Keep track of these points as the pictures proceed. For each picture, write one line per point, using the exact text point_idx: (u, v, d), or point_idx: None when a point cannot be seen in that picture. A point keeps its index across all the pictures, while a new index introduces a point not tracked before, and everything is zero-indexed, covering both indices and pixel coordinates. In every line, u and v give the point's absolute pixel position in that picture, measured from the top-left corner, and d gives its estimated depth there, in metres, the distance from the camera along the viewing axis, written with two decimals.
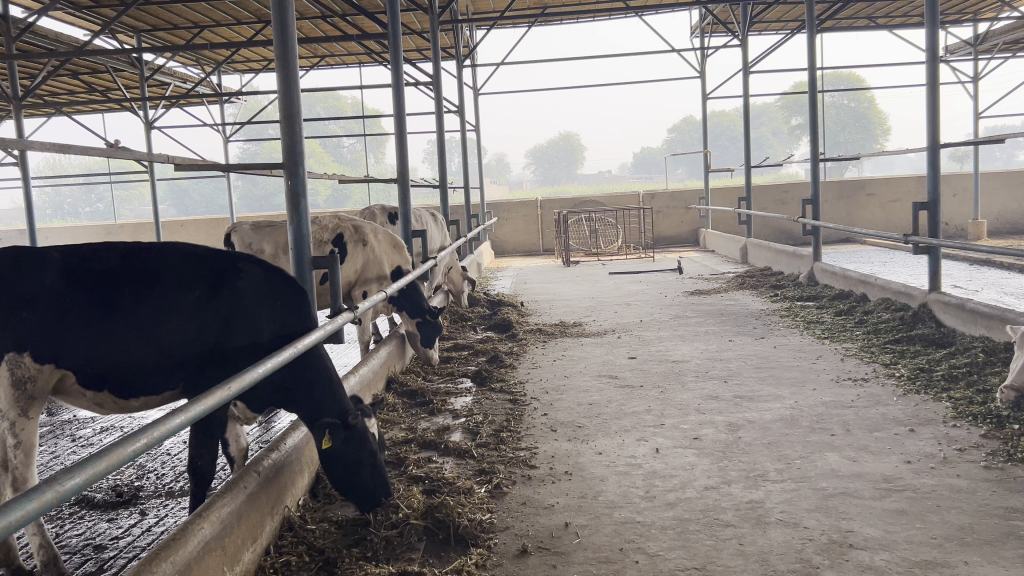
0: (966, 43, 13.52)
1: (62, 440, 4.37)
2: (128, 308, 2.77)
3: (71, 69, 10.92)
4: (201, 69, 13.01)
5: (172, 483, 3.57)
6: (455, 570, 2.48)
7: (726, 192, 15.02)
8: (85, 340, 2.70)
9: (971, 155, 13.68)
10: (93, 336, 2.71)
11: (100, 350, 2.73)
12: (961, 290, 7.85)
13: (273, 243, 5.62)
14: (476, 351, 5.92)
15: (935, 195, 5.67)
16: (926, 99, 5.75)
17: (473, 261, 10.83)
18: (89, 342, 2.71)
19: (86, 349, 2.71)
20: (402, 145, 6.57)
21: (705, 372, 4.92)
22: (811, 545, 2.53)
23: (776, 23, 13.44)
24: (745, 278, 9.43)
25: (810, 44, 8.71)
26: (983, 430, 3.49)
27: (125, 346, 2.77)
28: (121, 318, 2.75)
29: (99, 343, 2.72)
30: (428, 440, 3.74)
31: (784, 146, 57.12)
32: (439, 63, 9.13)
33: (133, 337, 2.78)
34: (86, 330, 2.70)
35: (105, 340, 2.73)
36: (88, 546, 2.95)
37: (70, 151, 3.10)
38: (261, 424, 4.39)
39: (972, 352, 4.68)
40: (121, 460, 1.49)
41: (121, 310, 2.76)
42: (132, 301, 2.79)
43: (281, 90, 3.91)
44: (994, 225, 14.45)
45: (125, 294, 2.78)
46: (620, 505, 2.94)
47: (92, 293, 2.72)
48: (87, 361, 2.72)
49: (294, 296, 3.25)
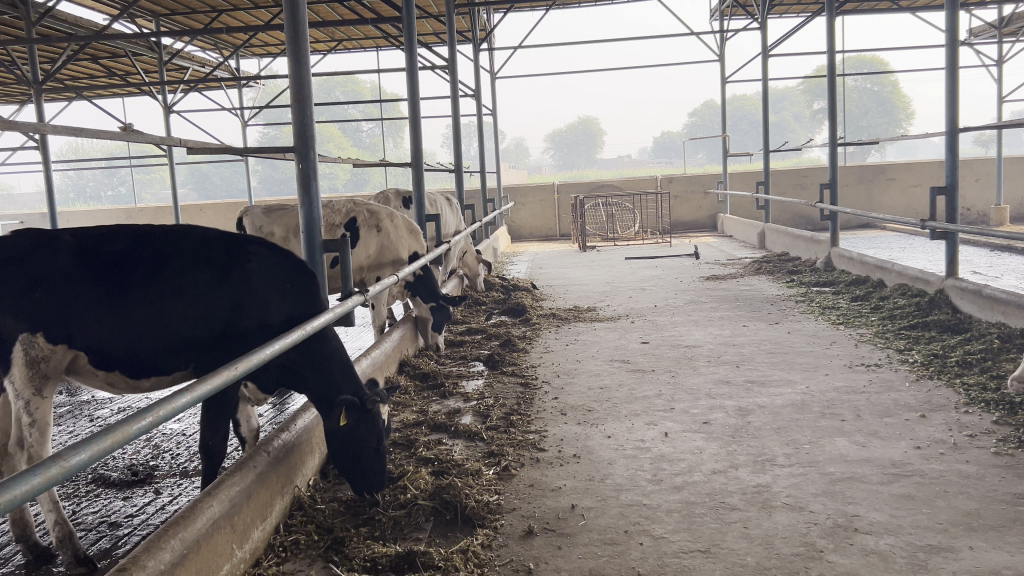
0: (990, 26, 13.30)
1: (80, 420, 4.44)
2: (137, 292, 2.80)
3: (90, 53, 10.97)
4: (219, 53, 13.03)
5: (187, 462, 3.62)
6: (462, 549, 2.50)
7: (744, 176, 14.92)
8: (97, 321, 2.73)
9: (996, 139, 13.47)
10: (105, 317, 2.74)
11: (112, 331, 2.76)
12: (980, 276, 7.77)
13: (284, 226, 5.66)
14: (489, 335, 5.93)
15: (953, 179, 5.58)
16: (945, 83, 5.67)
17: (489, 245, 10.88)
18: (101, 324, 2.74)
19: (97, 330, 2.73)
20: (416, 128, 6.57)
21: (718, 357, 4.92)
22: (816, 529, 2.54)
23: (796, 6, 13.32)
24: (763, 263, 9.39)
25: (830, 26, 8.60)
26: (994, 416, 3.47)
27: (136, 327, 2.80)
28: (133, 299, 2.79)
29: (110, 324, 2.75)
30: (439, 422, 3.76)
31: (807, 130, 56.75)
32: (455, 47, 9.11)
33: (144, 319, 2.81)
34: (99, 311, 2.73)
35: (115, 321, 2.76)
36: (103, 523, 3.00)
37: (83, 134, 3.12)
38: (275, 406, 4.44)
39: (987, 339, 4.65)
40: (128, 437, 1.52)
41: (131, 292, 2.79)
42: (142, 283, 2.82)
43: (292, 76, 3.92)
44: (1016, 210, 14.26)
45: (136, 276, 2.82)
46: (627, 488, 2.95)
47: (102, 276, 2.75)
48: (100, 342, 2.75)
49: (304, 278, 3.30)
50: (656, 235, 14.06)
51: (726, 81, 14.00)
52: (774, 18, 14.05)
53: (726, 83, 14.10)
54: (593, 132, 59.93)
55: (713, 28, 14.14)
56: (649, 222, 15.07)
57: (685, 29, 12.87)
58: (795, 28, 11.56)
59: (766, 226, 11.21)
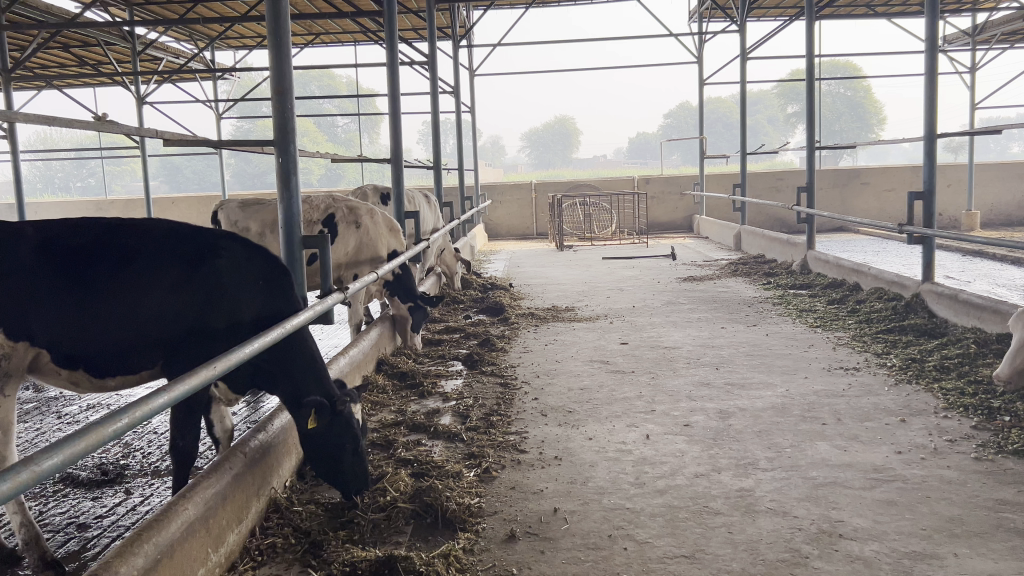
0: (964, 33, 13.45)
1: (48, 417, 4.33)
2: (100, 289, 2.74)
3: (62, 41, 10.75)
4: (194, 44, 12.83)
5: (159, 462, 3.54)
6: (443, 554, 2.44)
7: (721, 178, 14.95)
8: (59, 319, 2.68)
9: (967, 145, 13.65)
10: (66, 315, 2.69)
11: (73, 328, 2.71)
12: (954, 281, 7.86)
13: (260, 222, 5.55)
14: (467, 334, 5.88)
15: (931, 185, 5.60)
16: (924, 89, 5.71)
17: (466, 243, 10.82)
18: (62, 322, 2.69)
19: (58, 328, 2.69)
20: (395, 123, 6.50)
21: (697, 359, 4.90)
22: (800, 535, 2.52)
23: (775, 10, 13.36)
24: (739, 265, 9.42)
25: (809, 30, 8.62)
26: (974, 421, 3.49)
27: (98, 325, 2.75)
28: (97, 296, 2.74)
29: (71, 321, 2.70)
30: (418, 422, 3.71)
31: (781, 134, 57.38)
32: (435, 43, 9.03)
33: (107, 316, 2.75)
34: (60, 307, 2.68)
35: (76, 319, 2.71)
36: (71, 525, 2.92)
37: (56, 124, 3.04)
38: (249, 406, 4.36)
39: (964, 343, 4.68)
40: (102, 440, 1.45)
41: (93, 288, 2.73)
42: (105, 279, 2.76)
43: (273, 67, 3.85)
44: (987, 216, 14.46)
45: (99, 272, 2.76)
46: (609, 491, 2.92)
47: (64, 271, 2.70)
48: (60, 340, 2.70)
49: (277, 274, 3.21)
50: (632, 235, 14.05)
51: (703, 83, 14.02)
52: (752, 21, 14.12)
53: (704, 85, 14.15)
54: (569, 132, 60.05)
55: (692, 30, 14.16)
56: (626, 223, 15.08)
57: (665, 30, 12.88)
58: (774, 32, 11.60)
59: (743, 228, 11.25)
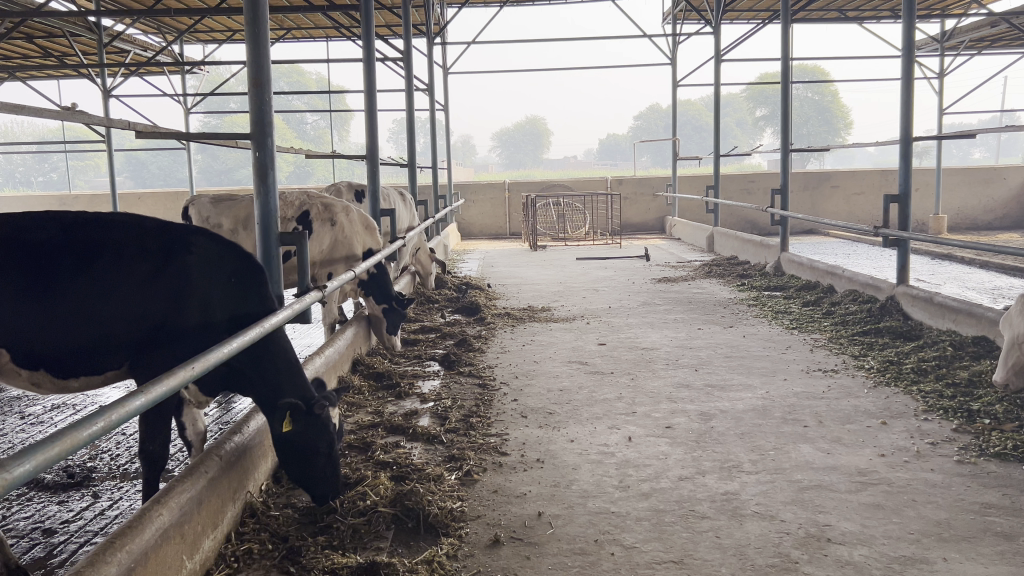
0: (933, 40, 13.60)
1: (11, 417, 4.20)
2: (61, 287, 2.66)
3: (26, 32, 10.51)
4: (162, 37, 12.60)
5: (128, 464, 3.43)
6: (427, 560, 2.39)
7: (693, 179, 14.98)
8: (18, 318, 2.61)
9: (935, 150, 13.81)
10: (26, 314, 2.62)
11: (33, 326, 2.63)
12: (925, 284, 7.93)
13: (232, 218, 5.44)
14: (443, 334, 5.81)
15: (908, 189, 5.62)
16: (900, 94, 5.73)
17: (439, 241, 10.72)
18: (22, 321, 2.62)
19: (18, 328, 2.62)
20: (371, 119, 6.39)
21: (676, 360, 4.88)
22: (788, 539, 2.49)
23: (748, 13, 13.42)
24: (713, 266, 9.43)
25: (785, 34, 8.65)
26: (954, 424, 3.49)
27: (59, 324, 2.66)
28: (58, 295, 2.65)
29: (31, 320, 2.63)
30: (396, 425, 3.63)
31: (750, 137, 57.97)
32: (410, 39, 8.92)
33: (69, 314, 2.67)
34: (22, 307, 2.61)
35: (37, 318, 2.63)
36: (36, 530, 2.81)
37: (25, 112, 2.94)
38: (221, 406, 4.26)
39: (941, 345, 4.71)
40: (77, 444, 1.37)
41: (55, 286, 2.65)
42: (66, 277, 2.67)
43: (250, 60, 3.74)
44: (954, 220, 14.64)
45: (60, 270, 2.67)
46: (594, 495, 2.87)
47: (24, 269, 2.62)
48: (19, 339, 2.63)
49: (252, 272, 3.09)
50: (605, 236, 14.03)
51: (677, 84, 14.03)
52: (726, 23, 14.15)
53: (677, 86, 14.17)
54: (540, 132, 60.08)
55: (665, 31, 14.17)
56: (598, 223, 15.08)
57: (639, 31, 12.86)
58: (748, 34, 11.61)
59: (715, 230, 11.28)
